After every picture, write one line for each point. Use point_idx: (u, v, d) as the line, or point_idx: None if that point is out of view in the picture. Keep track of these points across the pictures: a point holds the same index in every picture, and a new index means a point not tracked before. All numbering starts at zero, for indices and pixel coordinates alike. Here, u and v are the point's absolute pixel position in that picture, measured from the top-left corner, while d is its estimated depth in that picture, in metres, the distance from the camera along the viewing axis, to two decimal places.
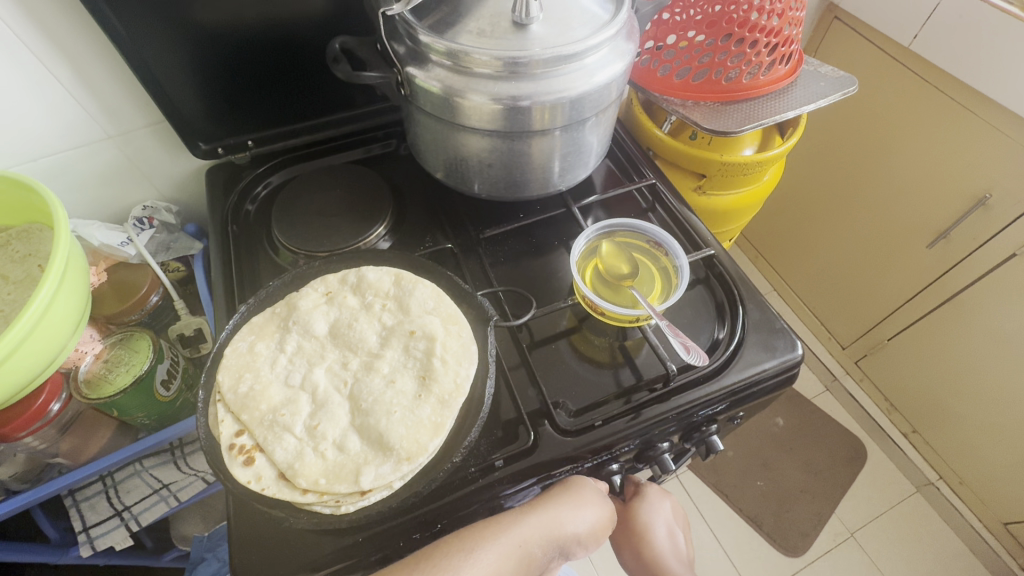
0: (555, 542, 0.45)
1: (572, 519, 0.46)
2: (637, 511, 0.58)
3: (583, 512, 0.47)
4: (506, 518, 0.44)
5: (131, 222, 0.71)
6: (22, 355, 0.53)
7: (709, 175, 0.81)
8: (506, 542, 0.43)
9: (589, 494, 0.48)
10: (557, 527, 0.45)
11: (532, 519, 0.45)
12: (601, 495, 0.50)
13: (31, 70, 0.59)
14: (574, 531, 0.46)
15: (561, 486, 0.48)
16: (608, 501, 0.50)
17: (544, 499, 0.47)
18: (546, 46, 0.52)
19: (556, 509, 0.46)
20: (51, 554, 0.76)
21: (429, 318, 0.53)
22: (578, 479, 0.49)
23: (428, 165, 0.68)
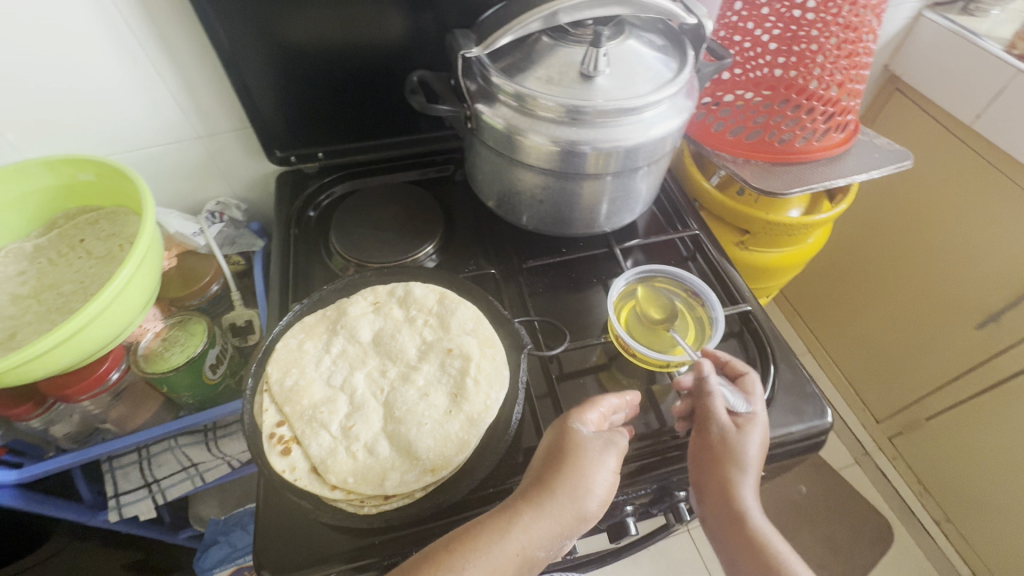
0: (567, 528, 0.45)
1: (579, 503, 0.45)
2: (745, 457, 0.50)
3: (588, 485, 0.46)
4: (503, 524, 0.44)
5: (204, 214, 0.78)
6: (96, 327, 0.59)
7: (753, 232, 0.82)
8: (506, 556, 0.42)
9: (591, 466, 0.47)
10: (563, 515, 0.45)
11: (533, 520, 0.44)
12: (601, 447, 0.48)
13: (145, 73, 0.66)
14: (583, 508, 0.46)
15: (556, 468, 0.47)
16: (613, 455, 0.49)
17: (541, 486, 0.46)
18: (608, 97, 0.55)
19: (556, 501, 0.45)
20: (82, 517, 0.79)
21: (467, 338, 0.56)
22: (573, 448, 0.48)
23: (482, 193, 0.71)
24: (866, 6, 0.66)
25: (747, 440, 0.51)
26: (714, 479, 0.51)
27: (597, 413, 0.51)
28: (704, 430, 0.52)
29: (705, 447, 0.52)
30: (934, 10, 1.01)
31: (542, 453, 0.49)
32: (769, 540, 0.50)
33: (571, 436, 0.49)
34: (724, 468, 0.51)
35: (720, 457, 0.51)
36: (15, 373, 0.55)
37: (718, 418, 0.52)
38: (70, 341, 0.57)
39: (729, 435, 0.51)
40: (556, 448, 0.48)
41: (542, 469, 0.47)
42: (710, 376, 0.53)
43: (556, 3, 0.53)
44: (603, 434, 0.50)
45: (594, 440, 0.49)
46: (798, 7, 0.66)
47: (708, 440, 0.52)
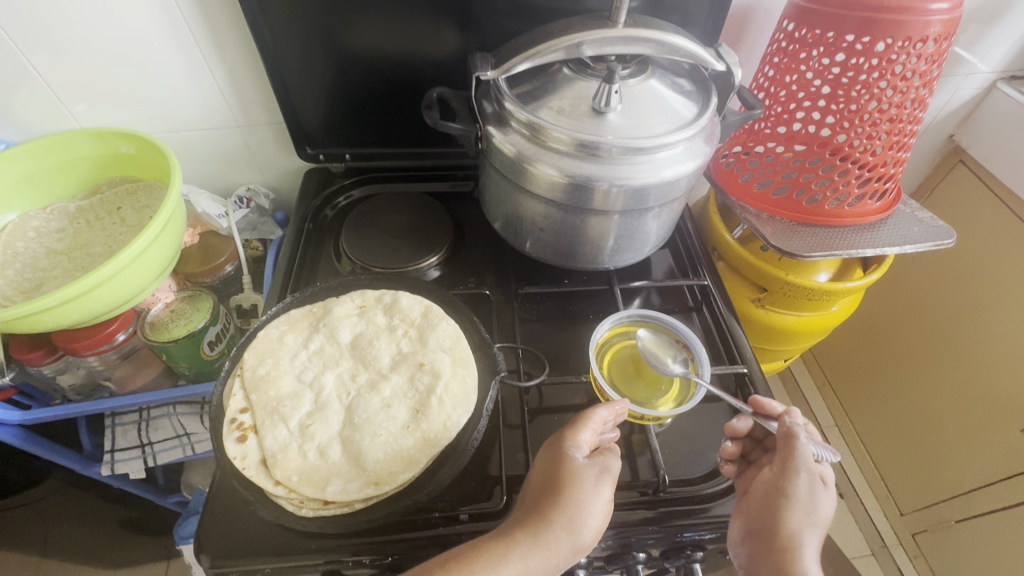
0: (564, 558, 0.44)
1: (575, 535, 0.44)
2: (817, 509, 0.48)
3: (583, 518, 0.44)
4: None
5: (233, 199, 0.82)
6: (108, 289, 0.63)
7: (772, 291, 0.78)
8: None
9: (587, 498, 0.45)
10: (561, 546, 0.43)
11: (530, 554, 0.42)
12: (594, 475, 0.46)
13: (195, 62, 0.71)
14: (581, 539, 0.44)
15: (551, 498, 0.45)
16: (609, 482, 0.47)
17: (542, 514, 0.44)
18: (621, 135, 0.54)
19: (555, 532, 0.43)
20: (77, 465, 0.84)
21: (441, 355, 0.55)
22: (567, 475, 0.46)
23: (489, 214, 0.71)
24: (917, 71, 0.61)
25: (823, 495, 0.49)
26: (772, 526, 0.48)
27: (589, 435, 0.49)
28: (788, 476, 0.49)
29: (783, 490, 0.49)
30: (1011, 82, 0.93)
31: (543, 471, 0.48)
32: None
33: (568, 463, 0.47)
34: (792, 517, 0.48)
35: (800, 507, 0.48)
36: (26, 321, 0.59)
37: (808, 465, 0.49)
38: (83, 298, 0.61)
39: (812, 486, 0.49)
40: (552, 473, 0.47)
41: (545, 498, 0.45)
42: (802, 423, 0.51)
43: (577, 37, 0.53)
44: (597, 461, 0.48)
45: (587, 467, 0.47)
46: (838, 65, 0.63)
47: (792, 487, 0.48)
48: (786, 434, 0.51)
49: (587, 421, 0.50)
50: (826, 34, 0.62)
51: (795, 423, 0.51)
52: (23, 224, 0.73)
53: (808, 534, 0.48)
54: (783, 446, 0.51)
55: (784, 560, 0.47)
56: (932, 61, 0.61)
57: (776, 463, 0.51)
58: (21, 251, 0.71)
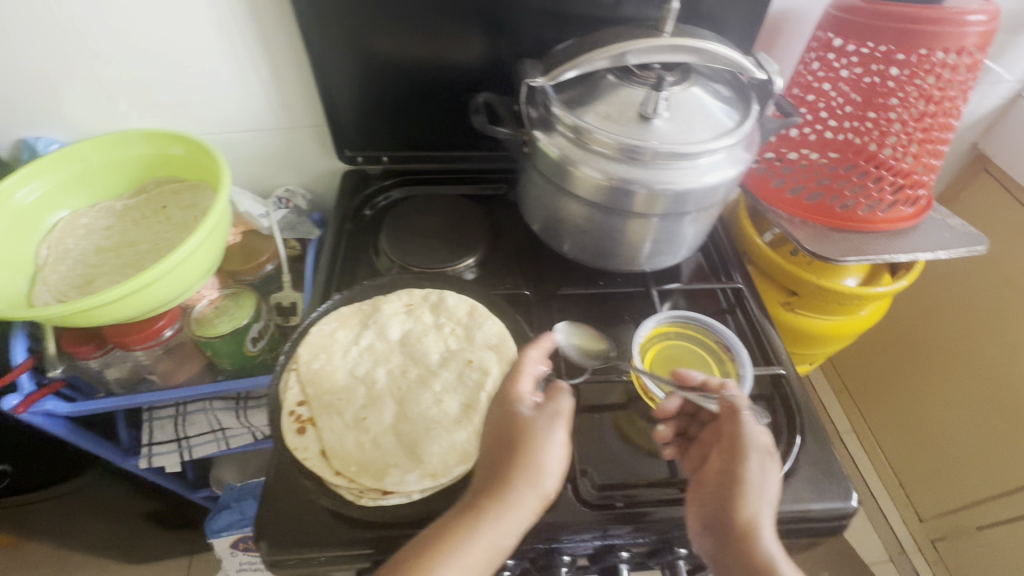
0: (531, 510, 0.45)
1: (538, 482, 0.44)
2: (766, 488, 0.48)
3: (543, 466, 0.45)
4: (456, 547, 0.41)
5: (273, 199, 0.85)
6: (159, 287, 0.65)
7: (802, 294, 0.79)
8: (475, 552, 0.42)
9: (546, 449, 0.45)
10: (527, 502, 0.44)
11: (496, 517, 0.43)
12: (546, 424, 0.46)
13: (244, 65, 0.73)
14: (544, 488, 0.45)
15: (507, 459, 0.45)
16: (564, 425, 0.47)
17: (502, 474, 0.44)
18: (665, 141, 0.56)
19: (516, 488, 0.44)
20: (116, 457, 0.87)
21: (488, 352, 0.57)
22: (519, 430, 0.46)
23: (527, 215, 0.72)
24: (952, 81, 0.63)
25: (770, 470, 0.49)
26: (735, 497, 0.48)
27: (530, 381, 0.50)
28: (739, 460, 0.49)
29: (732, 471, 0.49)
30: None
31: (495, 429, 0.47)
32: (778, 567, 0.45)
33: (520, 418, 0.46)
34: (747, 499, 0.47)
35: (753, 490, 0.48)
36: (83, 314, 0.61)
37: (755, 443, 0.49)
38: (135, 295, 0.63)
39: (763, 464, 0.49)
40: (505, 431, 0.46)
41: (502, 457, 0.45)
42: (742, 398, 0.52)
43: (622, 46, 0.55)
44: (548, 409, 0.47)
45: (539, 417, 0.46)
46: (873, 75, 0.64)
47: (746, 471, 0.48)
48: (731, 405, 0.51)
49: (523, 366, 0.50)
50: (865, 44, 0.63)
51: (736, 398, 0.52)
52: (73, 221, 0.75)
53: (767, 497, 0.48)
54: (730, 423, 0.51)
55: (743, 550, 0.46)
56: (967, 72, 0.63)
57: (723, 449, 0.51)
58: (71, 247, 0.73)
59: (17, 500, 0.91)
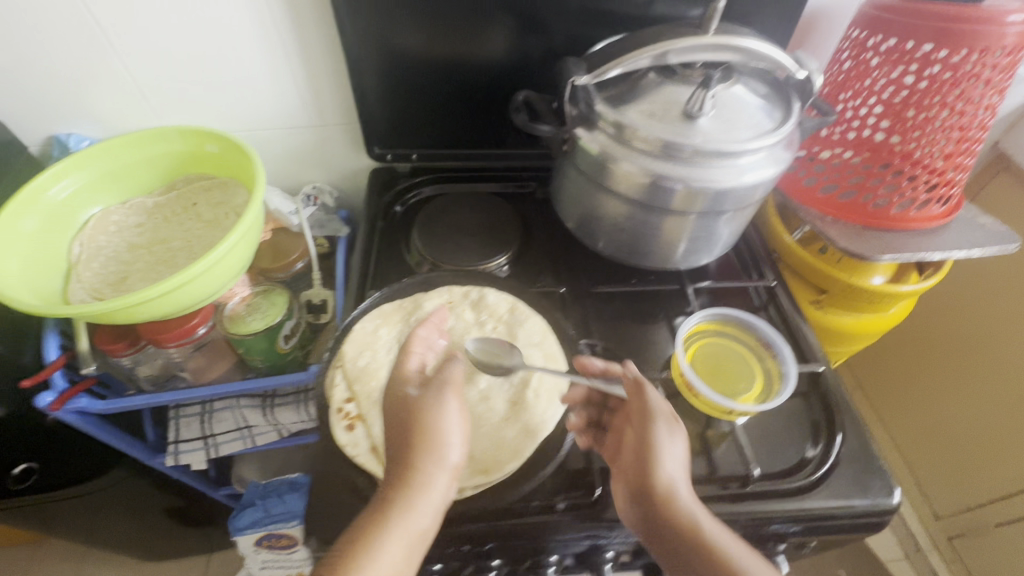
0: (447, 487, 0.45)
1: (444, 457, 0.45)
2: (676, 450, 0.47)
3: (443, 439, 0.45)
4: (375, 540, 0.41)
5: (301, 196, 0.85)
6: (197, 285, 0.64)
7: (832, 292, 0.79)
8: (393, 544, 0.41)
9: (443, 422, 0.46)
10: (438, 479, 0.44)
11: (407, 503, 0.42)
12: (436, 397, 0.47)
13: (277, 62, 0.73)
14: (450, 459, 0.45)
15: (405, 442, 0.45)
16: (456, 393, 0.48)
17: (405, 455, 0.44)
18: (710, 139, 0.56)
19: (421, 469, 0.44)
20: (144, 456, 0.86)
21: (532, 350, 0.58)
22: (411, 409, 0.47)
23: (562, 213, 0.72)
24: (990, 81, 0.63)
25: (675, 431, 0.48)
26: (649, 460, 0.47)
27: (417, 360, 0.51)
28: (648, 426, 0.48)
29: (642, 437, 0.48)
30: None
31: (388, 416, 0.47)
32: (702, 521, 0.45)
33: (407, 399, 0.47)
34: (662, 464, 0.47)
35: (667, 455, 0.47)
36: (124, 311, 0.61)
37: (659, 408, 0.49)
38: (174, 292, 0.62)
39: (666, 428, 0.48)
40: (396, 413, 0.47)
41: (402, 438, 0.45)
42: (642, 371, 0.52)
43: (666, 45, 0.56)
44: (434, 384, 0.48)
45: (426, 394, 0.47)
46: (913, 74, 0.64)
47: (654, 437, 0.47)
48: (635, 378, 0.51)
49: (411, 344, 0.52)
50: (903, 44, 0.63)
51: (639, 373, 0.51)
52: (104, 218, 0.75)
53: (677, 454, 0.48)
54: (636, 398, 0.50)
55: (668, 515, 0.45)
56: (1004, 72, 0.63)
57: (634, 422, 0.50)
58: (103, 244, 0.73)
59: (33, 496, 0.87)
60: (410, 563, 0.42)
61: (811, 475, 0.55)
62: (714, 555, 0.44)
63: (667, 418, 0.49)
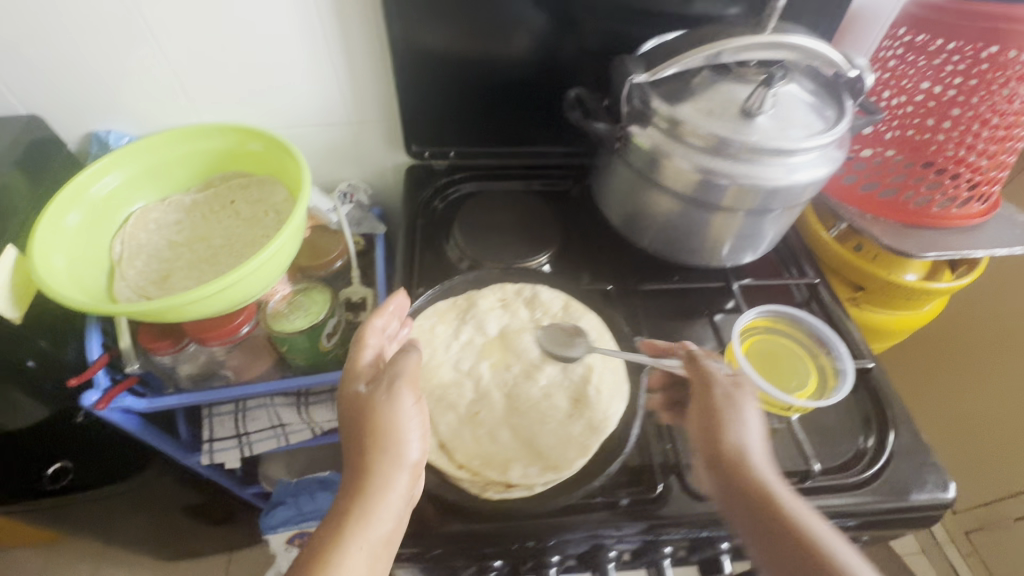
0: (408, 484, 0.46)
1: (402, 457, 0.46)
2: (745, 412, 0.49)
3: (401, 439, 0.46)
4: (333, 543, 0.42)
5: (337, 193, 0.85)
6: (243, 285, 0.63)
7: (870, 289, 0.80)
8: (354, 551, 0.42)
9: (401, 422, 0.47)
10: (396, 478, 0.46)
11: (365, 506, 0.44)
12: (386, 393, 0.48)
13: (320, 57, 0.72)
14: (408, 456, 0.47)
15: (362, 447, 0.46)
16: (409, 385, 0.49)
17: (360, 459, 0.46)
18: (769, 137, 0.56)
19: (377, 471, 0.45)
20: (179, 454, 0.86)
21: (590, 347, 0.58)
22: (363, 408, 0.47)
23: (606, 209, 0.72)
24: None
25: (744, 393, 0.50)
26: (721, 428, 0.48)
27: (372, 351, 0.52)
28: (711, 389, 0.50)
29: (709, 400, 0.50)
30: None
31: (345, 417, 0.48)
32: (777, 487, 0.44)
33: (358, 397, 0.48)
34: (731, 422, 0.48)
35: (732, 413, 0.49)
36: (175, 311, 0.61)
37: (719, 375, 0.51)
38: (221, 293, 0.62)
39: (731, 391, 0.50)
40: (350, 415, 0.47)
41: (356, 441, 0.46)
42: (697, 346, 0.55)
43: (721, 44, 0.56)
44: (383, 378, 0.49)
45: (376, 390, 0.48)
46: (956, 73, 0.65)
47: (718, 397, 0.50)
48: (692, 352, 0.54)
49: (366, 337, 0.52)
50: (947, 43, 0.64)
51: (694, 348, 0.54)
52: (144, 215, 0.74)
53: (751, 425, 0.48)
54: (694, 372, 0.53)
55: (741, 470, 0.45)
56: None
57: (697, 395, 0.52)
58: (143, 242, 0.72)
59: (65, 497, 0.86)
60: (378, 568, 0.44)
61: (863, 471, 0.56)
62: (792, 524, 0.42)
63: (737, 387, 0.51)
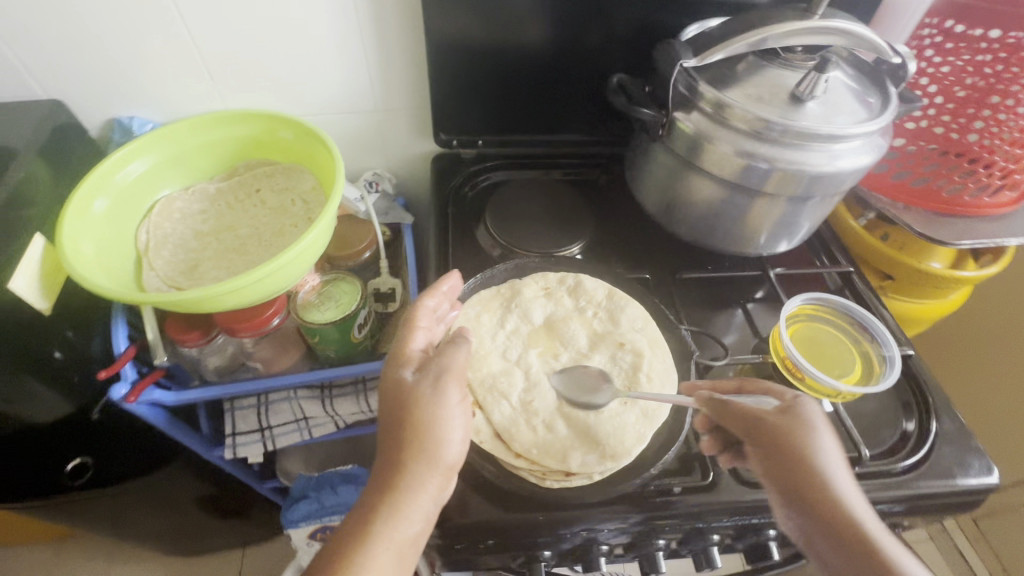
0: (439, 485, 0.47)
1: (439, 456, 0.47)
2: (811, 442, 0.47)
3: (441, 437, 0.47)
4: (367, 536, 0.44)
5: (363, 182, 0.84)
6: (276, 277, 0.61)
7: (898, 278, 0.80)
8: (381, 544, 0.44)
9: (443, 419, 0.48)
10: (431, 478, 0.47)
11: (395, 502, 0.46)
12: (431, 387, 0.48)
13: (349, 40, 0.70)
14: (446, 457, 0.47)
15: (400, 441, 0.47)
16: (456, 380, 0.49)
17: (398, 453, 0.47)
18: (819, 122, 0.56)
19: (412, 468, 0.46)
20: (202, 448, 0.84)
21: (637, 336, 0.58)
22: (407, 398, 0.48)
23: (643, 196, 0.72)
24: None
25: (804, 420, 0.49)
26: (790, 464, 0.47)
27: (423, 338, 0.52)
28: (762, 423, 0.49)
29: (764, 439, 0.49)
30: None
31: (387, 403, 0.49)
32: (863, 520, 0.44)
33: (403, 385, 0.48)
34: (798, 455, 0.47)
35: (795, 442, 0.47)
36: (208, 302, 0.59)
37: (761, 412, 0.49)
38: (251, 286, 0.60)
39: (787, 420, 0.49)
40: (394, 401, 0.48)
41: (395, 432, 0.47)
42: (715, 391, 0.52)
43: (767, 30, 0.56)
44: (431, 369, 0.49)
45: (422, 381, 0.49)
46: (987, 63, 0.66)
47: (774, 430, 0.48)
48: (709, 397, 0.52)
49: (417, 318, 0.53)
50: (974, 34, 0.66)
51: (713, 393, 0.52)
52: (169, 204, 0.72)
53: (824, 454, 0.47)
54: (730, 414, 0.51)
55: (820, 506, 0.45)
56: None
57: (745, 436, 0.50)
58: (169, 232, 0.70)
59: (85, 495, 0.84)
60: (403, 564, 0.46)
61: (908, 456, 0.57)
62: (884, 559, 0.42)
63: (789, 414, 0.49)
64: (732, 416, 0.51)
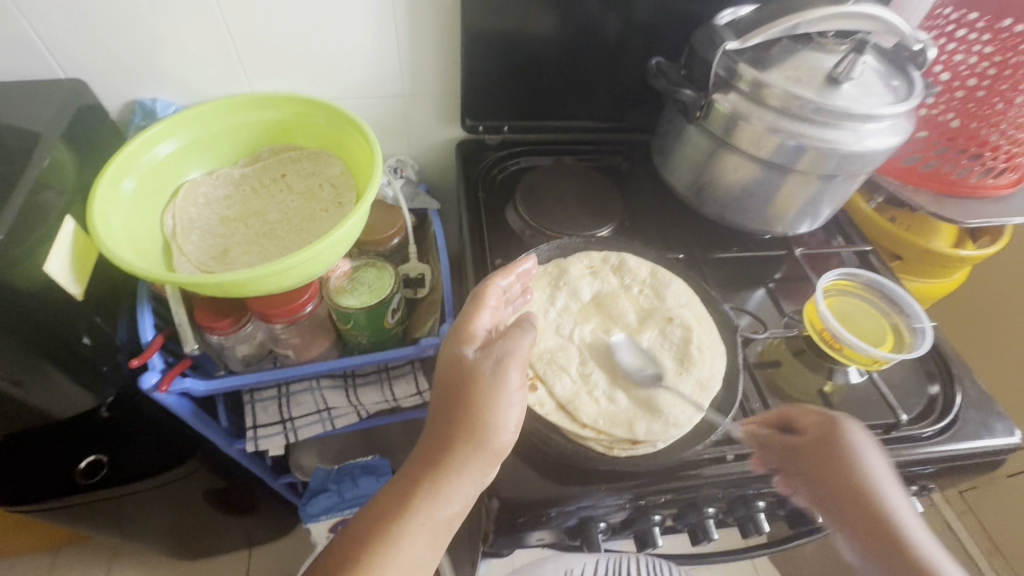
0: (482, 470, 0.47)
1: (488, 441, 0.47)
2: (859, 463, 0.51)
3: (495, 421, 0.47)
4: (407, 505, 0.45)
5: (387, 168, 0.83)
6: (312, 263, 0.60)
7: (907, 258, 0.83)
8: (416, 520, 0.45)
9: (500, 402, 0.48)
10: (476, 462, 0.47)
11: (438, 479, 0.46)
12: (492, 368, 0.48)
13: (383, 24, 0.70)
14: (495, 444, 0.47)
15: (451, 419, 0.47)
16: (517, 366, 0.49)
17: (447, 432, 0.47)
18: (852, 103, 0.58)
19: (459, 450, 0.47)
20: (224, 441, 0.81)
21: (683, 310, 0.62)
22: (466, 374, 0.48)
23: (674, 177, 0.74)
24: None
25: (848, 442, 0.52)
26: (838, 482, 0.50)
27: (488, 316, 0.53)
28: (811, 447, 0.52)
29: (813, 461, 0.52)
30: None
31: (445, 376, 0.50)
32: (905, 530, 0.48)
33: (464, 362, 0.49)
34: (849, 475, 0.50)
35: (841, 463, 0.51)
36: (233, 287, 0.57)
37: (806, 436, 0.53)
38: (286, 270, 0.58)
39: (834, 442, 0.52)
40: (452, 373, 0.49)
41: (449, 410, 0.48)
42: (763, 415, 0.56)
43: (800, 16, 0.58)
44: (494, 350, 0.49)
45: (483, 360, 0.49)
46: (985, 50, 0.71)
47: (826, 453, 0.52)
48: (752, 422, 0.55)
49: (486, 297, 0.53)
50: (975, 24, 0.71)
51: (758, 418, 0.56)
52: (193, 189, 0.70)
53: (868, 472, 0.50)
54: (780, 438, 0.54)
55: (870, 521, 0.49)
56: None
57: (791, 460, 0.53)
58: (195, 217, 0.68)
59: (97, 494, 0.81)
60: (436, 543, 0.46)
61: (939, 421, 0.59)
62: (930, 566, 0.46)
63: (836, 436, 0.52)
64: (777, 436, 0.54)
